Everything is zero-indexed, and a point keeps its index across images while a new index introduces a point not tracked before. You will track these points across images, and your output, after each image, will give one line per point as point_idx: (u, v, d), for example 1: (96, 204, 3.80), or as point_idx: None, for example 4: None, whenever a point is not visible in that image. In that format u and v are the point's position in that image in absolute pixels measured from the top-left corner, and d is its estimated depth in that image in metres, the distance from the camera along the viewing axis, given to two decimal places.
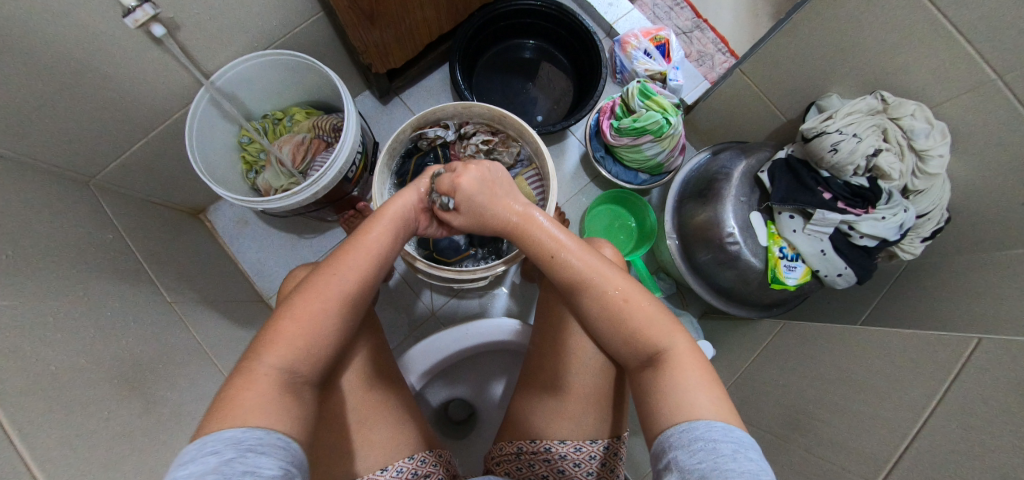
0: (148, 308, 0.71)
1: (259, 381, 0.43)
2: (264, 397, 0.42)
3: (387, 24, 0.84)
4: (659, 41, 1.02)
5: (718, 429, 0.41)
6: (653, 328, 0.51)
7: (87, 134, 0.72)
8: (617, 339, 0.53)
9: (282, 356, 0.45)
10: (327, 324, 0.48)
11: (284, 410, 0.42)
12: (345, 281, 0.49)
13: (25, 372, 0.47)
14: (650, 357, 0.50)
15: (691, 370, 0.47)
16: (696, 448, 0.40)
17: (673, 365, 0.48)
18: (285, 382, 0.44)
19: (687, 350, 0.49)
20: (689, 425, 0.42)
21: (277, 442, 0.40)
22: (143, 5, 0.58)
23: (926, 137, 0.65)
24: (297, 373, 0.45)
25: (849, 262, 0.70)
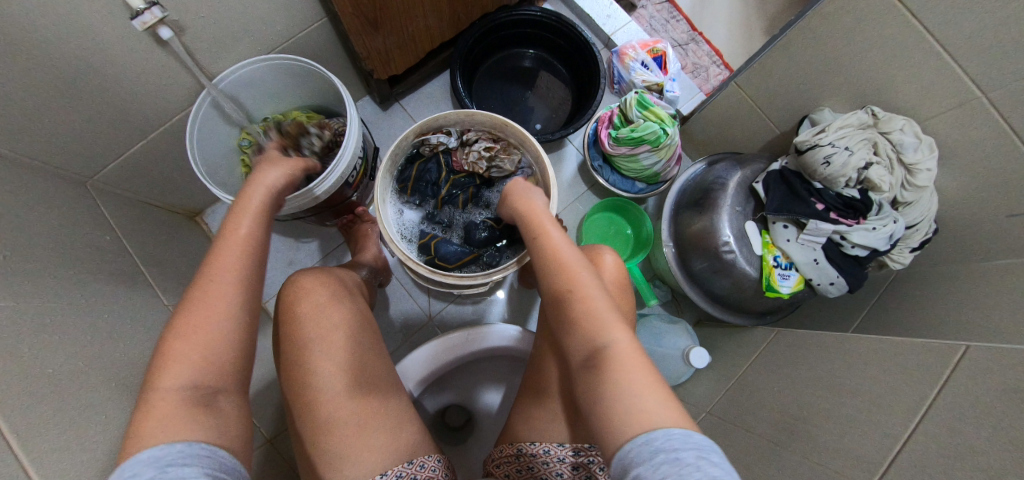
0: (145, 310, 0.70)
1: (162, 402, 0.40)
2: (174, 416, 0.40)
3: (389, 31, 0.85)
4: (656, 53, 1.04)
5: (678, 437, 0.38)
6: (597, 322, 0.48)
7: (87, 134, 0.71)
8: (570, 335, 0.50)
9: (187, 369, 0.42)
10: (218, 326, 0.44)
11: (204, 424, 0.40)
12: (229, 285, 0.46)
13: (22, 374, 0.47)
14: (593, 354, 0.47)
15: (635, 373, 0.44)
16: (658, 461, 0.37)
17: (616, 366, 0.45)
18: (189, 398, 0.41)
19: (630, 349, 0.46)
20: (648, 436, 0.39)
21: (200, 452, 0.38)
22: (152, 8, 0.59)
23: (915, 151, 0.67)
24: (203, 386, 0.42)
25: (841, 271, 0.72)
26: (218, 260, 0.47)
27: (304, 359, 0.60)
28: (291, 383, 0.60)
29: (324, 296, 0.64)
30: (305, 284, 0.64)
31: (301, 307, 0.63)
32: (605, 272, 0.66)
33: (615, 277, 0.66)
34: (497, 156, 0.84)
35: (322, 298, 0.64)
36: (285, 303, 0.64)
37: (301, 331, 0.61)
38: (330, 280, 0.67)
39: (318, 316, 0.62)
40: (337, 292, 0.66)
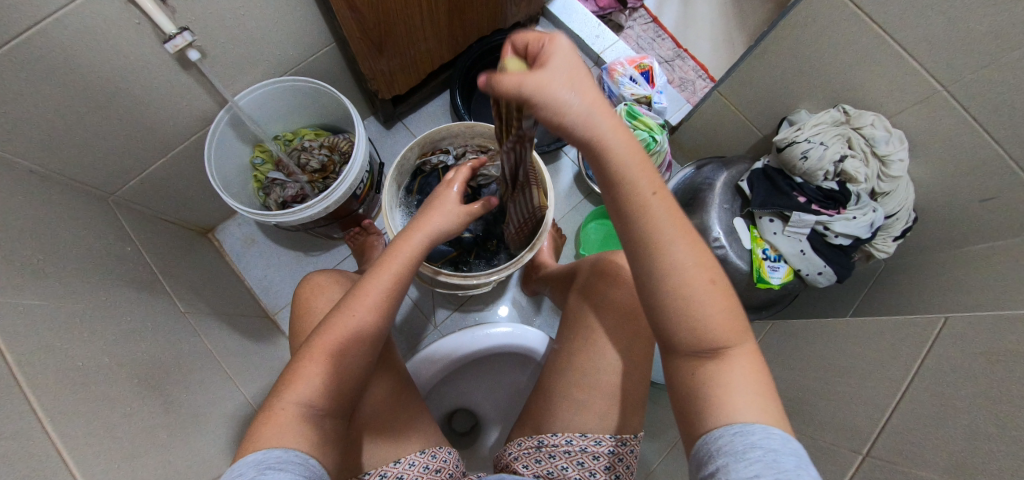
0: (163, 316, 0.74)
1: (279, 416, 0.46)
2: (284, 428, 0.46)
3: (393, 53, 0.92)
4: (643, 68, 1.11)
5: (776, 439, 0.40)
6: (718, 324, 0.43)
7: (111, 152, 0.77)
8: (673, 323, 0.44)
9: (300, 391, 0.48)
10: (346, 357, 0.51)
11: (301, 435, 0.46)
12: (361, 320, 0.52)
13: (53, 364, 0.50)
14: (710, 350, 0.44)
15: (749, 372, 0.44)
16: (753, 456, 0.39)
17: (733, 365, 0.44)
18: (304, 415, 0.47)
19: (750, 353, 0.45)
20: (744, 428, 0.41)
21: (294, 459, 0.44)
22: (183, 32, 0.66)
23: (887, 144, 0.72)
24: (313, 407, 0.48)
25: (827, 260, 0.75)
26: (358, 298, 0.53)
27: None
28: None
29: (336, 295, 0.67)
30: (319, 283, 0.67)
31: (315, 304, 0.65)
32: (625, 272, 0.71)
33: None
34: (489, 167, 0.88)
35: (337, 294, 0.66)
36: (298, 302, 0.67)
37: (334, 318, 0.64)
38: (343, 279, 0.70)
39: None
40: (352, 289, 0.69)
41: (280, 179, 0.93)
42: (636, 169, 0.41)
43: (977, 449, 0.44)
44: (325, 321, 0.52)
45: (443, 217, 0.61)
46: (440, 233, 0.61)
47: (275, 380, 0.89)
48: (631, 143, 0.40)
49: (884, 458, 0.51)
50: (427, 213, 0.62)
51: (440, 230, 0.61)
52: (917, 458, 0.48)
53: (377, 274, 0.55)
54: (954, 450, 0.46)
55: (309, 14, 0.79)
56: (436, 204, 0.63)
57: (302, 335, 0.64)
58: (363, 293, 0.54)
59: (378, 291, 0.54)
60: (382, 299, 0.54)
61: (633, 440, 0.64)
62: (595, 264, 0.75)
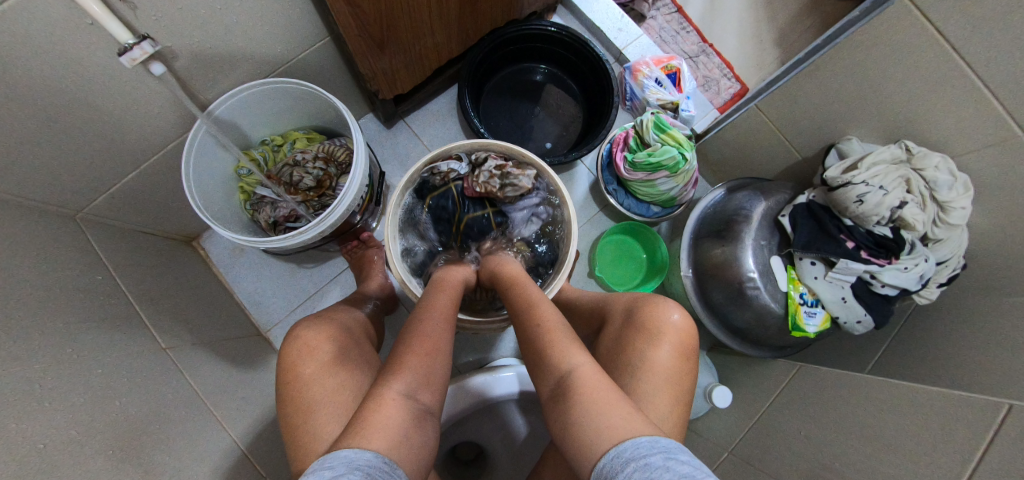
0: (141, 357, 0.66)
1: (386, 404, 0.45)
2: (392, 421, 0.44)
3: (395, 50, 0.80)
4: (671, 70, 1.00)
5: (644, 445, 0.40)
6: (554, 348, 0.53)
7: (73, 168, 0.66)
8: (538, 368, 0.54)
9: (404, 383, 0.48)
10: (436, 364, 0.52)
11: (400, 437, 0.43)
12: (442, 336, 0.55)
13: (10, 455, 0.43)
14: (559, 383, 0.50)
15: (597, 389, 0.47)
16: (629, 470, 0.38)
17: (586, 385, 0.48)
18: (406, 408, 0.46)
19: (591, 368, 0.50)
20: (617, 449, 0.40)
21: (381, 465, 0.40)
22: (142, 42, 0.53)
23: (949, 190, 0.65)
24: (418, 404, 0.48)
25: (867, 308, 0.70)
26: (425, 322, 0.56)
27: (307, 429, 0.53)
28: (288, 446, 0.54)
29: (328, 353, 0.60)
30: (307, 341, 0.60)
31: (304, 368, 0.58)
32: (674, 326, 0.64)
33: (678, 340, 0.63)
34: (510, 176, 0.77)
35: (328, 355, 0.59)
36: (284, 363, 0.59)
37: (304, 393, 0.56)
38: (335, 334, 0.63)
39: (325, 377, 0.57)
40: (344, 344, 0.63)
41: (270, 196, 0.83)
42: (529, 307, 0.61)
43: None
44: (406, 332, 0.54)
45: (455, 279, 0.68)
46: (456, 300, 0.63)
47: (268, 411, 0.83)
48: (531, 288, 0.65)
49: None
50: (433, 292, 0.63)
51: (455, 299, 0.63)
52: None
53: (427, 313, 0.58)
54: None
55: (297, 6, 0.67)
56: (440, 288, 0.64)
57: (288, 403, 0.56)
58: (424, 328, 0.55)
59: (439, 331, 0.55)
60: (442, 332, 0.56)
61: None
62: (629, 312, 0.68)
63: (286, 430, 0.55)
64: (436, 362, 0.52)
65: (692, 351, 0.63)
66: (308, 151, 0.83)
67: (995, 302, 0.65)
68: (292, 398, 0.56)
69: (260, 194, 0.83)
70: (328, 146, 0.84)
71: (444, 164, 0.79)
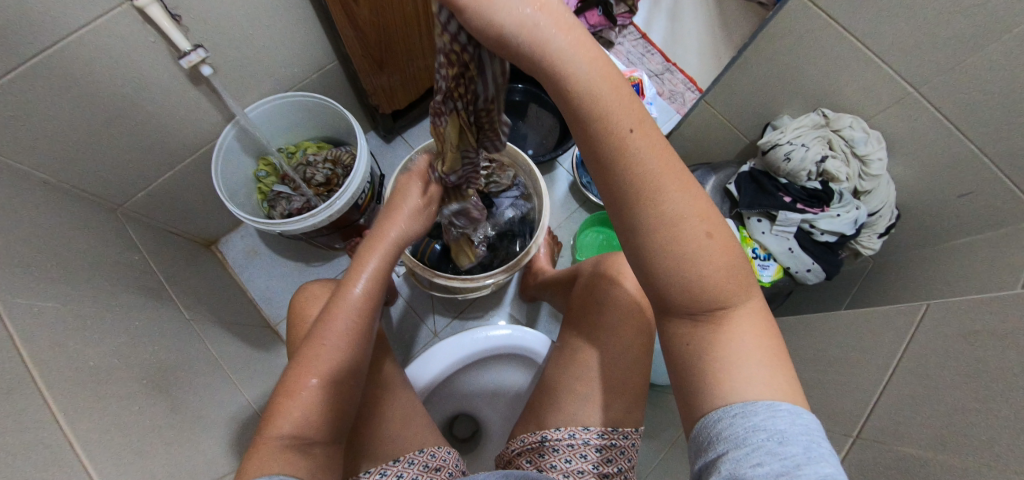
0: (169, 321, 0.75)
1: (262, 448, 0.47)
2: (274, 453, 0.47)
3: (393, 69, 0.96)
4: (633, 81, 1.16)
5: (784, 419, 0.38)
6: (724, 284, 0.42)
7: (122, 165, 0.80)
8: (677, 281, 0.41)
9: (285, 420, 0.49)
10: (325, 366, 0.52)
11: (298, 467, 0.47)
12: (334, 349, 0.53)
13: (66, 358, 0.52)
14: (710, 312, 0.43)
15: (751, 332, 0.43)
16: (757, 441, 0.38)
17: (733, 327, 0.43)
18: (289, 444, 0.48)
19: (755, 312, 0.44)
20: (745, 409, 0.40)
21: None
22: (197, 49, 0.70)
23: (865, 144, 0.75)
24: (301, 437, 0.49)
25: (814, 257, 0.78)
26: (329, 325, 0.53)
27: None
28: None
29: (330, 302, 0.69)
30: (314, 291, 0.70)
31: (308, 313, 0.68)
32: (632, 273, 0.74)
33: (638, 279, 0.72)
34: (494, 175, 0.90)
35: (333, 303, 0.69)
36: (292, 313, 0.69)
37: None
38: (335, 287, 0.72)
39: None
40: None
41: (286, 193, 0.96)
42: (649, 156, 0.39)
43: (957, 422, 0.45)
44: (297, 360, 0.52)
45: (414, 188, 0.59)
46: (406, 240, 0.60)
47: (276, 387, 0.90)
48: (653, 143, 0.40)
49: (874, 440, 0.52)
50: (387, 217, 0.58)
51: (408, 234, 0.60)
52: (907, 437, 0.49)
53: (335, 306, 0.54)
54: (939, 425, 0.47)
55: (312, 31, 0.84)
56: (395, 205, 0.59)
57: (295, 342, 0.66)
58: (324, 331, 0.53)
59: (336, 333, 0.53)
60: (343, 331, 0.53)
61: (634, 434, 0.65)
62: (597, 262, 0.78)
63: None
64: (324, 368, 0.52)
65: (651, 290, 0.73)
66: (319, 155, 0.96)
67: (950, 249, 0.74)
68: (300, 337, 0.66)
69: (277, 191, 0.96)
70: (335, 150, 0.97)
71: None
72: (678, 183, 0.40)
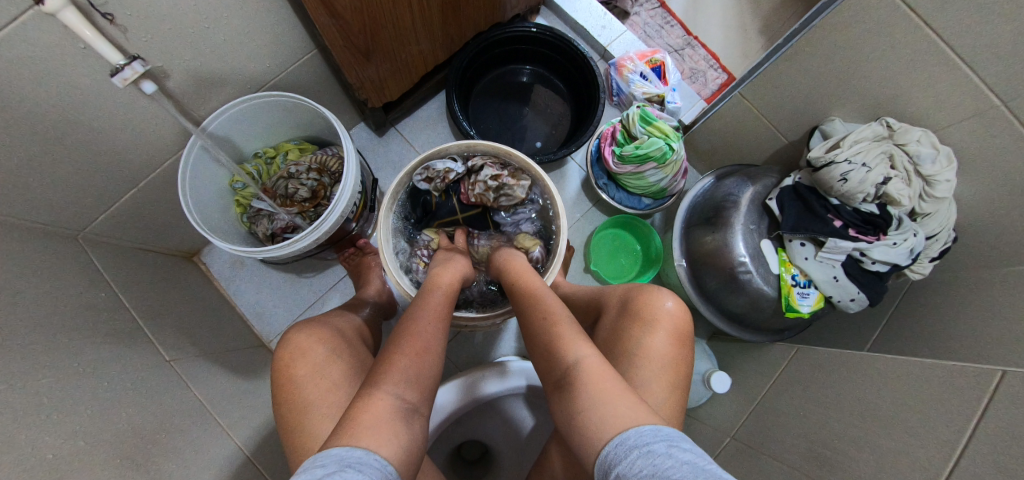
0: (145, 369, 0.68)
1: (375, 405, 0.44)
2: (382, 421, 0.43)
3: (382, 59, 0.82)
4: (655, 63, 1.02)
5: (650, 432, 0.41)
6: (564, 342, 0.54)
7: (75, 189, 0.69)
8: (548, 363, 0.56)
9: (394, 384, 0.47)
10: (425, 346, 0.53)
11: (392, 436, 0.42)
12: (434, 333, 0.56)
13: (20, 462, 0.44)
14: (565, 376, 0.52)
15: (597, 384, 0.48)
16: (634, 457, 0.40)
17: (583, 381, 0.49)
18: (398, 410, 0.45)
19: (596, 361, 0.51)
20: (620, 437, 0.42)
21: (376, 464, 0.39)
22: (132, 63, 0.56)
23: (933, 163, 0.66)
24: (407, 404, 0.46)
25: (860, 287, 0.70)
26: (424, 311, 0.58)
27: (304, 429, 0.56)
28: (290, 448, 0.56)
29: (323, 354, 0.61)
30: (299, 345, 0.61)
31: (298, 369, 0.59)
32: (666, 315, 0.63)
33: (673, 325, 0.63)
34: (506, 187, 0.79)
35: (322, 356, 0.61)
36: (279, 367, 0.60)
37: (300, 392, 0.58)
38: (329, 337, 0.64)
39: (318, 376, 0.59)
40: (337, 345, 0.64)
41: (267, 209, 0.84)
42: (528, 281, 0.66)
43: None
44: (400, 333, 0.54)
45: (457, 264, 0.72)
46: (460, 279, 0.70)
47: (272, 419, 0.84)
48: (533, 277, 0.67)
49: None
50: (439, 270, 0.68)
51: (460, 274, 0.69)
52: None
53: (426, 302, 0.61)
54: None
55: (283, 21, 0.69)
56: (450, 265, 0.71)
57: (284, 403, 0.58)
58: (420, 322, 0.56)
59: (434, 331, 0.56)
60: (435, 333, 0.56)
61: None
62: (624, 300, 0.68)
63: (285, 432, 0.57)
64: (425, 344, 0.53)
65: (688, 336, 0.63)
66: (302, 165, 0.84)
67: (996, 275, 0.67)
68: (290, 399, 0.58)
69: (258, 207, 0.84)
70: (321, 158, 0.85)
71: (439, 161, 0.79)
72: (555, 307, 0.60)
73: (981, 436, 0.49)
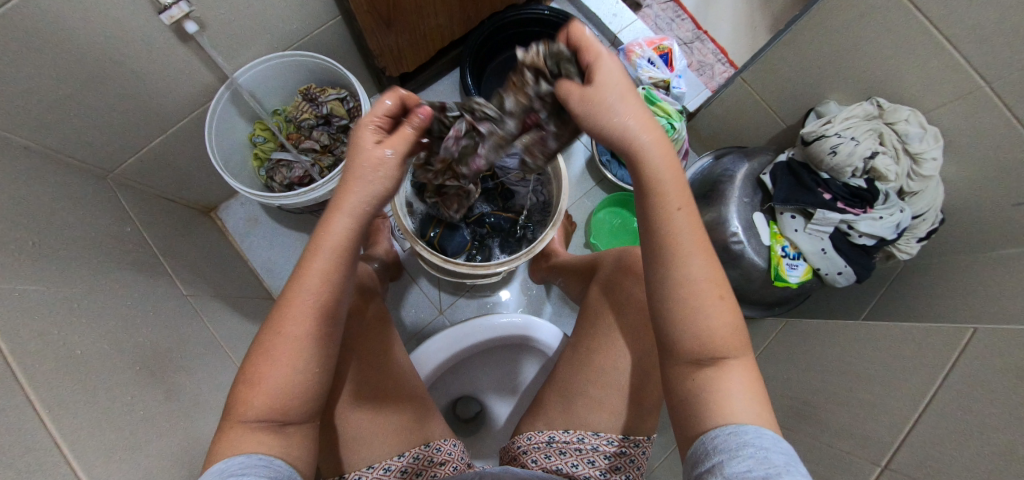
0: (167, 300, 0.72)
1: (241, 429, 0.43)
2: (246, 439, 0.43)
3: (403, 28, 0.87)
4: (662, 50, 1.06)
5: (769, 437, 0.40)
6: (724, 328, 0.45)
7: (112, 129, 0.74)
8: (678, 326, 0.45)
9: (258, 401, 0.44)
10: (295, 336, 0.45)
11: (273, 448, 0.44)
12: (303, 322, 0.45)
13: (54, 352, 0.48)
14: (711, 357, 0.45)
15: (748, 385, 0.44)
16: (745, 453, 0.39)
17: (733, 375, 0.45)
18: (265, 426, 0.44)
19: (747, 362, 0.46)
20: (738, 428, 0.41)
21: (260, 463, 0.42)
22: (179, 3, 0.63)
23: (920, 141, 0.69)
24: (275, 417, 0.45)
25: (848, 260, 0.72)
26: (297, 289, 0.45)
27: None
28: None
29: None
30: None
31: None
32: None
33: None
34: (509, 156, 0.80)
35: None
36: None
37: None
38: None
39: None
40: None
41: (286, 159, 0.89)
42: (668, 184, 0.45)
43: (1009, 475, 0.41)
44: (268, 322, 0.46)
45: (366, 171, 0.46)
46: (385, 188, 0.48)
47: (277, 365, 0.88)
48: (679, 186, 0.46)
49: (904, 470, 0.50)
50: (348, 173, 0.47)
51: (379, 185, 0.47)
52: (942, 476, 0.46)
53: (315, 243, 0.46)
54: (983, 474, 0.43)
55: None
56: (354, 157, 0.47)
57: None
58: (298, 288, 0.45)
59: (300, 313, 0.45)
60: (302, 322, 0.45)
61: (645, 442, 0.61)
62: (620, 257, 0.72)
63: None
64: (306, 337, 0.45)
65: None
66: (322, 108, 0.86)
67: (983, 256, 0.69)
68: None
69: (277, 158, 0.89)
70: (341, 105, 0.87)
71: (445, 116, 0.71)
72: (703, 250, 0.45)
73: (948, 386, 0.51)
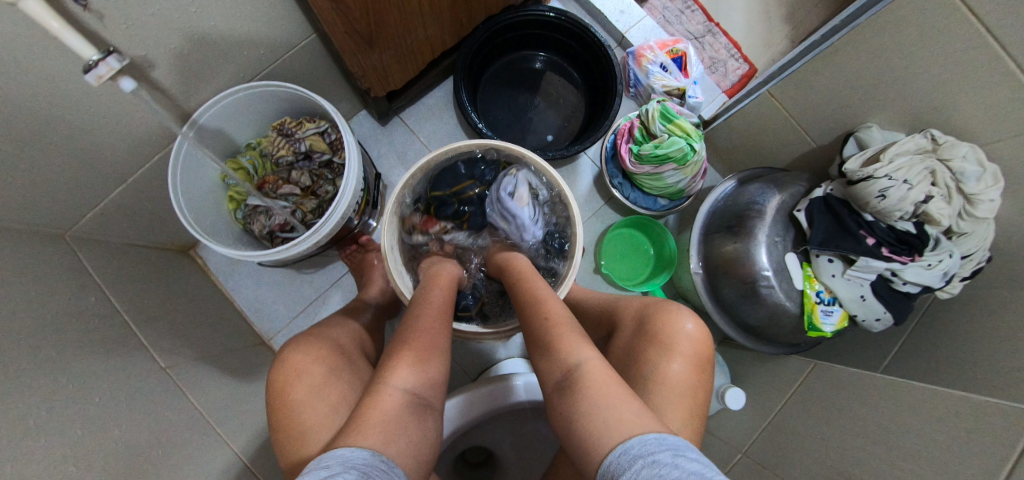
0: (144, 379, 0.64)
1: (385, 400, 0.46)
2: (388, 416, 0.45)
3: (387, 46, 0.75)
4: (676, 54, 0.96)
5: (653, 441, 0.41)
6: (566, 346, 0.53)
7: (61, 187, 0.64)
8: (546, 363, 0.54)
9: (403, 377, 0.49)
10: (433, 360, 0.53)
11: (397, 434, 0.44)
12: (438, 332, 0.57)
13: None
14: (567, 377, 0.51)
15: (606, 387, 0.48)
16: (638, 467, 0.39)
17: (590, 382, 0.49)
18: (405, 400, 0.48)
19: (600, 366, 0.50)
20: (623, 445, 0.42)
21: (371, 465, 0.40)
22: (107, 58, 0.48)
23: (977, 181, 0.61)
24: (415, 396, 0.49)
25: (888, 306, 0.66)
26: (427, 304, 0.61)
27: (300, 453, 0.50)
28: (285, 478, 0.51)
29: (320, 374, 0.56)
30: (298, 363, 0.56)
31: (294, 393, 0.54)
32: (686, 338, 0.60)
33: (692, 350, 0.59)
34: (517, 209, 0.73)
35: (322, 375, 0.56)
36: (273, 390, 0.55)
37: (295, 415, 0.53)
38: (327, 354, 0.59)
39: (316, 399, 0.53)
40: (338, 365, 0.59)
41: (263, 205, 0.79)
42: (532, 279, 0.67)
43: None
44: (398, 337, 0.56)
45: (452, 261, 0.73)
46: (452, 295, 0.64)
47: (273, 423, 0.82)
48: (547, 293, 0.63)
49: None
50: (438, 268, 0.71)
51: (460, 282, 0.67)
52: None
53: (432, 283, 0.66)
54: None
55: (279, 6, 0.63)
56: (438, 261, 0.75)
57: (280, 432, 0.53)
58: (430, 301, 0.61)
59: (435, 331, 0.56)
60: (435, 329, 0.57)
61: None
62: (639, 319, 0.64)
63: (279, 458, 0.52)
64: (436, 350, 0.54)
65: (706, 361, 0.60)
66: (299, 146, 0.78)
67: None
68: (286, 425, 0.52)
69: (252, 204, 0.79)
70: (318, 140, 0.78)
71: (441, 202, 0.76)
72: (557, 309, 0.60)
73: None
